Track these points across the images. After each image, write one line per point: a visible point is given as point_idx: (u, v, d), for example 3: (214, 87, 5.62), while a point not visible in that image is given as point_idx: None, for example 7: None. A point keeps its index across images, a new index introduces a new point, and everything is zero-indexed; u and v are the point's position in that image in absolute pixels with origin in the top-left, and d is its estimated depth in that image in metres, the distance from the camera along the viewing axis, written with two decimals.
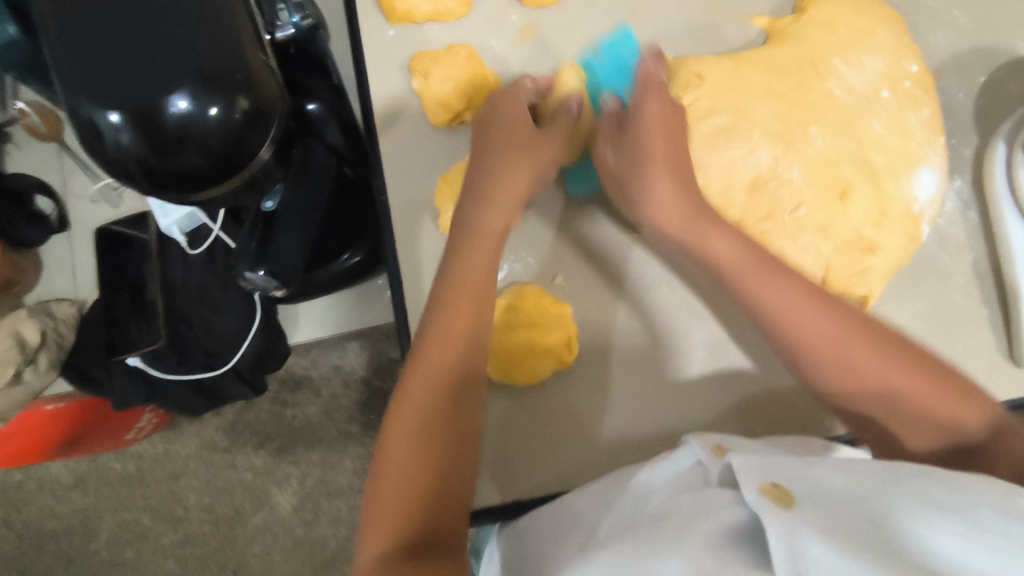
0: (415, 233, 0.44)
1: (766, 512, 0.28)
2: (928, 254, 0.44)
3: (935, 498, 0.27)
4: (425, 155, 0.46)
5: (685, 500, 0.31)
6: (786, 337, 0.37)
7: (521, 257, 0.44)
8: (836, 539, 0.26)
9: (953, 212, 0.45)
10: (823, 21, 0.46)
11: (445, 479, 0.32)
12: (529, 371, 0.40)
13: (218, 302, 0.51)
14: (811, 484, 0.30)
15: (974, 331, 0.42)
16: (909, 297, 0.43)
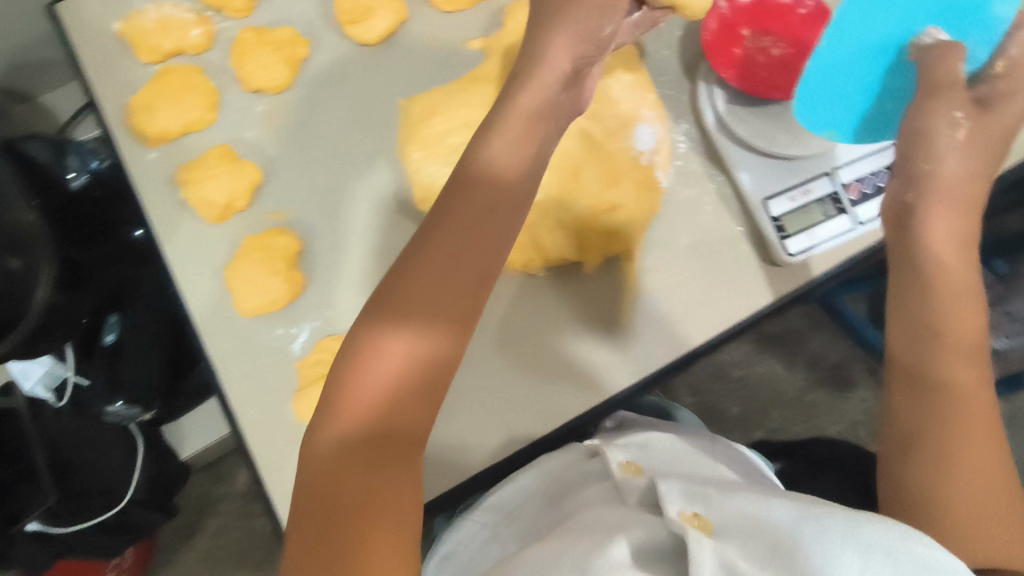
0: (266, 323, 0.56)
1: (688, 534, 0.44)
2: (674, 193, 0.59)
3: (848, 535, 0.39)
4: (223, 241, 0.58)
5: (601, 511, 0.53)
6: (929, 415, 0.44)
7: (321, 312, 0.57)
8: (757, 561, 0.41)
9: (687, 152, 0.60)
10: (515, 30, 0.61)
11: (414, 411, 0.40)
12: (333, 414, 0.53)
13: (93, 437, 0.72)
14: (737, 532, 0.44)
15: (737, 282, 0.57)
16: (675, 235, 0.58)
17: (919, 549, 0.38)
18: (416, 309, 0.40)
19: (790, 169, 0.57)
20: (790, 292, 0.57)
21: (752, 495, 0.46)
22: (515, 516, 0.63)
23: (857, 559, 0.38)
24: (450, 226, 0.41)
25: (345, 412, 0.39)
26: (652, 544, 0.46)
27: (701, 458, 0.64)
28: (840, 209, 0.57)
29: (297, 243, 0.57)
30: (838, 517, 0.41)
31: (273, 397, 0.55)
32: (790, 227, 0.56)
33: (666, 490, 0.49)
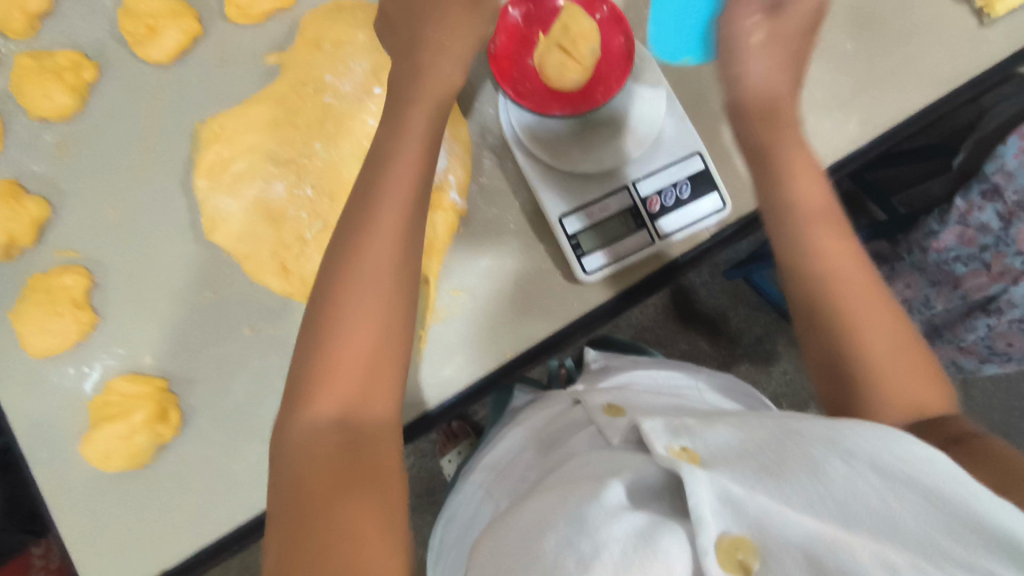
0: (51, 366, 0.56)
1: (676, 465, 0.37)
2: (478, 210, 0.60)
3: (845, 443, 0.34)
4: (11, 277, 0.57)
5: (589, 459, 0.49)
6: (857, 316, 0.44)
7: (113, 349, 0.56)
8: (748, 478, 0.35)
9: (491, 167, 0.60)
10: (309, 41, 0.59)
11: (378, 351, 0.44)
12: (128, 451, 0.53)
13: None
14: (710, 447, 0.40)
15: (533, 297, 0.58)
16: (476, 255, 0.59)
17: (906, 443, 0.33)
18: (371, 292, 0.44)
19: (589, 187, 0.57)
20: (600, 306, 0.58)
21: (733, 423, 0.42)
22: (510, 465, 0.62)
23: (844, 467, 0.33)
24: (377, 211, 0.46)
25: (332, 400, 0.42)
26: (643, 482, 0.42)
27: (681, 395, 0.62)
28: (639, 223, 0.57)
29: (86, 281, 0.56)
30: (825, 428, 0.36)
31: (66, 439, 0.55)
32: (588, 245, 0.57)
33: (649, 428, 0.43)
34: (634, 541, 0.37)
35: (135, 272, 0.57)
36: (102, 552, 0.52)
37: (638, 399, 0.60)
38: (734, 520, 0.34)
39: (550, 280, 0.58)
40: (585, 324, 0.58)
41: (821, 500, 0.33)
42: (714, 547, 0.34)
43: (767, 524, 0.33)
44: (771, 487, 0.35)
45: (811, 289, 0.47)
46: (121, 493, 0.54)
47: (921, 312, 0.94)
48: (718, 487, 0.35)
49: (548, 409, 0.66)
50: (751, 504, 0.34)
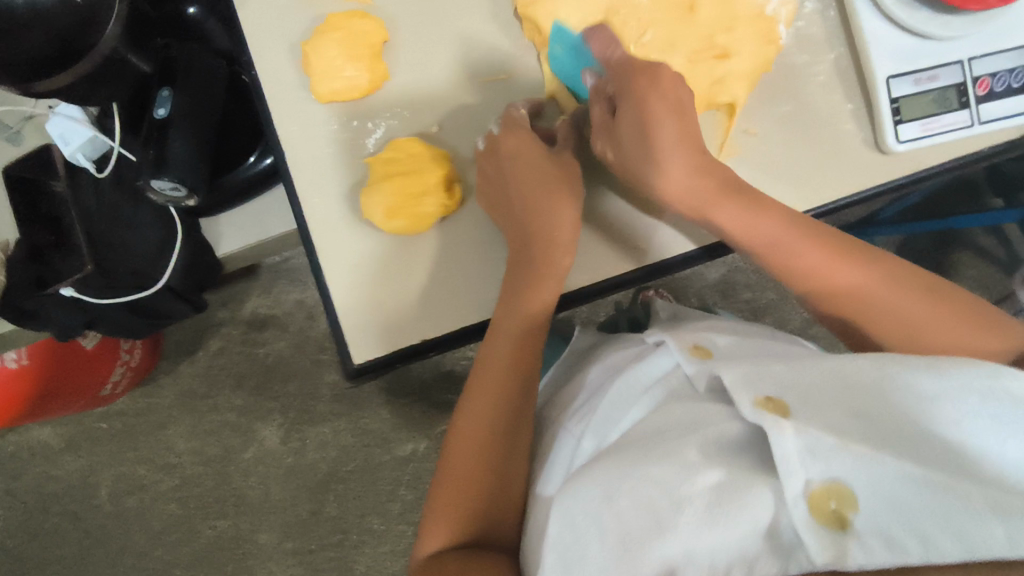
0: (329, 114, 0.54)
1: (762, 419, 0.38)
2: (787, 56, 0.56)
3: (950, 400, 0.37)
4: (301, 15, 0.55)
5: (674, 408, 0.46)
6: (886, 305, 0.49)
7: (397, 111, 0.54)
8: (839, 431, 0.37)
9: (811, 13, 0.56)
10: None
11: (494, 482, 0.50)
12: (413, 214, 0.52)
13: (130, 219, 0.74)
14: (796, 393, 0.40)
15: (828, 157, 0.56)
16: (775, 100, 0.56)
17: (1011, 383, 0.37)
18: (462, 448, 0.51)
19: (923, 52, 0.54)
20: (684, 254, 0.54)
21: (822, 366, 0.42)
22: (573, 405, 0.57)
23: (949, 412, 0.36)
24: (551, 222, 0.51)
25: (457, 469, 0.50)
26: (723, 436, 0.41)
27: (779, 345, 0.56)
28: (963, 102, 0.54)
29: (383, 33, 0.54)
30: (923, 366, 0.39)
31: (337, 189, 0.53)
32: (907, 112, 0.54)
33: (728, 380, 0.42)
34: (715, 497, 0.37)
35: (427, 41, 0.55)
36: (358, 308, 0.52)
37: (740, 347, 0.54)
38: (822, 471, 0.35)
39: (849, 144, 0.56)
40: (640, 277, 0.54)
41: (932, 457, 0.35)
42: (804, 496, 0.35)
43: (874, 468, 0.35)
44: (870, 438, 0.36)
45: (918, 318, 0.48)
46: (387, 253, 0.53)
47: None
48: (807, 437, 0.36)
49: (630, 348, 0.59)
50: (845, 456, 0.35)
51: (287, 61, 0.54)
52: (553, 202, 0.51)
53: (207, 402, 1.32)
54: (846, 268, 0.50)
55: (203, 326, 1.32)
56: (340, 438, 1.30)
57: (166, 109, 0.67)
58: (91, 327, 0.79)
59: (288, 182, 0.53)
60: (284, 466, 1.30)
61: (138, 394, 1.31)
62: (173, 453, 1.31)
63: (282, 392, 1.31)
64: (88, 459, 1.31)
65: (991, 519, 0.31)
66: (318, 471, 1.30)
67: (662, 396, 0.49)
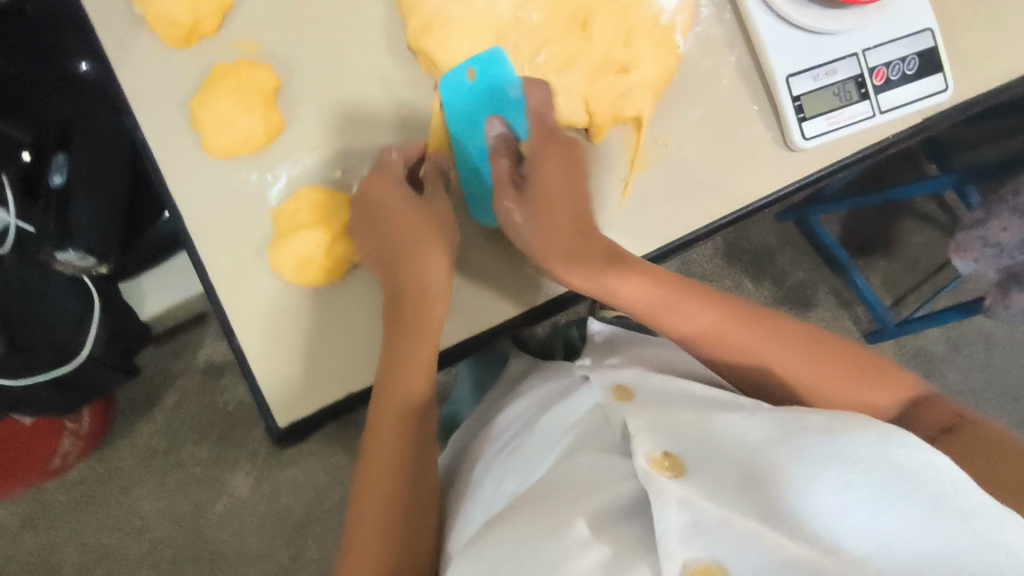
0: (228, 167, 0.51)
1: (653, 483, 0.40)
2: (691, 60, 0.56)
3: (822, 466, 0.39)
4: (186, 66, 0.52)
5: (580, 460, 0.48)
6: (775, 369, 0.53)
7: (301, 158, 0.53)
8: (719, 500, 0.39)
9: (710, 16, 0.56)
10: None
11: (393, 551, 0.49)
12: (325, 265, 0.51)
13: (45, 292, 0.70)
14: (690, 458, 0.43)
15: (743, 157, 0.56)
16: (685, 106, 0.56)
17: (900, 453, 0.39)
18: (367, 517, 0.50)
19: (820, 46, 0.54)
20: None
21: (719, 429, 0.45)
22: (499, 440, 0.60)
23: (835, 482, 0.38)
24: (418, 271, 0.50)
25: (360, 535, 0.50)
26: (619, 499, 0.43)
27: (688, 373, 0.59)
28: (863, 94, 0.55)
29: (273, 79, 0.52)
30: (817, 439, 0.41)
31: (246, 245, 0.51)
32: (810, 109, 0.54)
33: (635, 429, 0.45)
34: (604, 573, 0.38)
35: (322, 82, 0.53)
36: (279, 368, 0.51)
37: (653, 378, 0.56)
38: (701, 547, 0.36)
39: (761, 142, 0.56)
40: (537, 315, 0.56)
41: (805, 527, 0.37)
42: (684, 571, 0.36)
43: (750, 540, 0.36)
44: (750, 504, 0.39)
45: (809, 378, 0.52)
46: (308, 305, 0.52)
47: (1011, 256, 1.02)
48: (689, 510, 0.38)
49: (556, 384, 0.60)
50: (725, 531, 0.37)
51: (177, 116, 0.51)
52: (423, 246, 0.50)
53: (170, 460, 1.27)
54: (761, 344, 0.53)
55: (154, 383, 1.27)
56: (312, 478, 1.27)
57: (64, 175, 0.65)
58: (16, 408, 0.74)
59: (193, 245, 0.51)
60: (258, 516, 1.26)
61: (95, 461, 1.25)
62: (139, 518, 1.25)
63: (247, 439, 1.28)
64: (47, 537, 1.24)
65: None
66: (294, 515, 1.26)
67: (577, 438, 0.51)
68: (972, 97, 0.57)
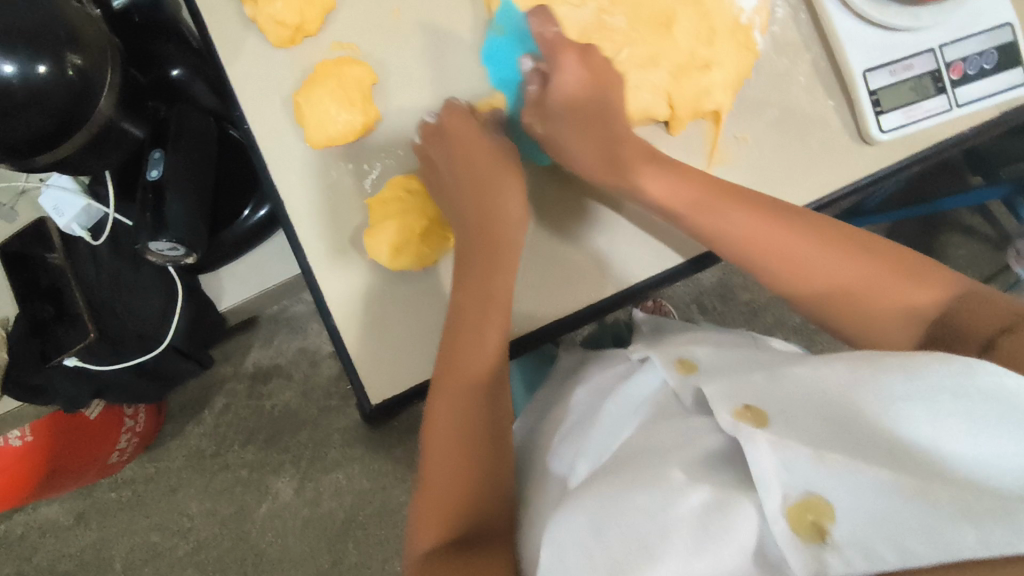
0: (323, 160, 0.54)
1: (740, 432, 0.42)
2: (766, 60, 0.57)
3: (916, 394, 0.38)
4: (288, 66, 0.55)
5: (661, 426, 0.50)
6: (841, 287, 0.49)
7: (393, 151, 0.56)
8: (816, 442, 0.40)
9: (784, 18, 0.58)
10: None
11: (473, 489, 0.48)
12: (415, 255, 0.53)
13: (132, 281, 0.74)
14: (775, 404, 0.44)
15: (815, 153, 0.57)
16: (761, 104, 0.57)
17: (983, 385, 0.37)
18: (436, 456, 0.50)
19: (896, 44, 0.56)
20: (666, 271, 0.57)
21: (803, 374, 0.45)
22: (565, 424, 0.60)
23: (923, 412, 0.37)
24: (501, 209, 0.53)
25: (434, 472, 0.49)
26: (708, 450, 0.45)
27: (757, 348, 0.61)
28: (939, 87, 0.56)
29: (371, 76, 0.55)
30: (895, 369, 0.40)
31: (337, 234, 0.54)
32: (887, 103, 0.56)
33: (711, 395, 0.46)
34: (704, 514, 0.40)
35: (413, 82, 0.56)
36: (372, 348, 0.53)
37: (723, 355, 0.57)
38: (800, 487, 0.38)
39: (834, 139, 0.57)
40: (615, 304, 0.56)
41: (901, 457, 0.37)
42: (788, 509, 0.38)
43: (846, 474, 0.37)
44: (844, 442, 0.39)
45: (869, 303, 0.49)
46: (393, 293, 0.53)
47: None
48: (784, 454, 0.39)
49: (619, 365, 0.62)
50: (823, 470, 0.38)
51: (279, 113, 0.55)
52: (498, 188, 0.53)
53: (219, 460, 1.29)
54: (796, 246, 0.50)
55: (208, 383, 1.31)
56: (356, 482, 1.28)
57: (159, 170, 0.67)
58: (99, 395, 0.78)
59: (289, 232, 0.54)
60: (301, 518, 1.28)
61: (145, 459, 1.28)
62: (188, 516, 1.28)
63: (293, 443, 1.30)
64: (101, 531, 1.28)
65: (963, 523, 0.33)
66: (336, 519, 1.27)
67: (649, 412, 0.54)
68: None
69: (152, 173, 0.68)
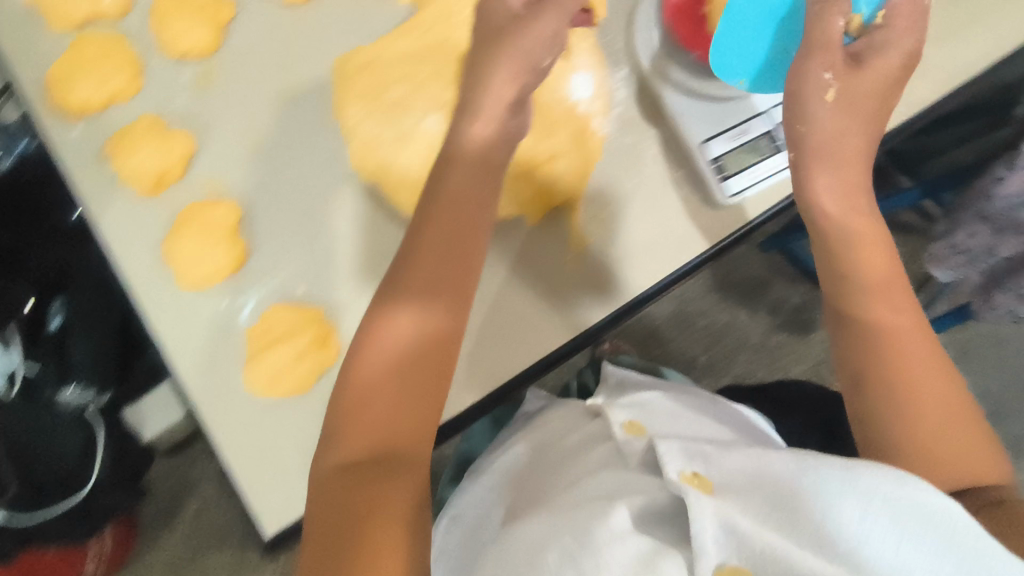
0: (199, 299, 0.56)
1: (682, 491, 0.42)
2: (614, 141, 0.61)
3: (856, 489, 0.38)
4: (155, 211, 0.57)
5: (604, 480, 0.50)
6: (897, 400, 0.45)
7: (265, 280, 0.56)
8: (757, 514, 0.40)
9: (625, 98, 0.61)
10: None
11: (400, 416, 0.43)
12: (295, 380, 0.54)
13: (51, 426, 0.71)
14: (720, 471, 0.44)
15: (673, 221, 0.59)
16: (613, 182, 0.60)
17: (916, 496, 0.36)
18: (364, 412, 0.43)
19: (730, 111, 0.59)
20: (610, 313, 0.58)
21: (750, 451, 0.45)
22: (520, 479, 0.62)
23: (857, 508, 0.37)
24: (450, 181, 0.48)
25: (362, 418, 0.43)
26: (652, 504, 0.45)
27: (698, 414, 0.63)
28: (777, 146, 0.59)
29: (235, 212, 0.56)
30: (837, 466, 0.39)
31: (224, 370, 0.55)
32: (730, 167, 0.58)
33: (665, 450, 0.46)
34: (638, 565, 0.40)
35: (278, 210, 0.58)
36: (270, 478, 0.53)
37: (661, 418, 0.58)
38: (736, 551, 0.39)
39: (689, 204, 0.60)
40: (540, 368, 0.58)
41: (825, 542, 0.37)
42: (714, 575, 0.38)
43: (771, 557, 0.38)
44: (779, 522, 0.39)
45: (935, 430, 0.44)
46: (282, 420, 0.54)
47: (982, 261, 1.03)
48: (728, 527, 0.39)
49: (558, 426, 0.66)
50: (756, 543, 0.38)
51: (150, 260, 0.56)
52: (463, 177, 0.48)
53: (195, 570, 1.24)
54: (898, 325, 0.46)
55: (176, 491, 1.26)
56: None
57: (57, 320, 0.74)
58: (32, 543, 0.75)
59: (175, 374, 0.55)
60: None
61: None
62: None
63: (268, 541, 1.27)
64: None
65: None
66: None
67: (598, 461, 0.54)
68: (888, 133, 0.59)
69: (53, 325, 0.75)
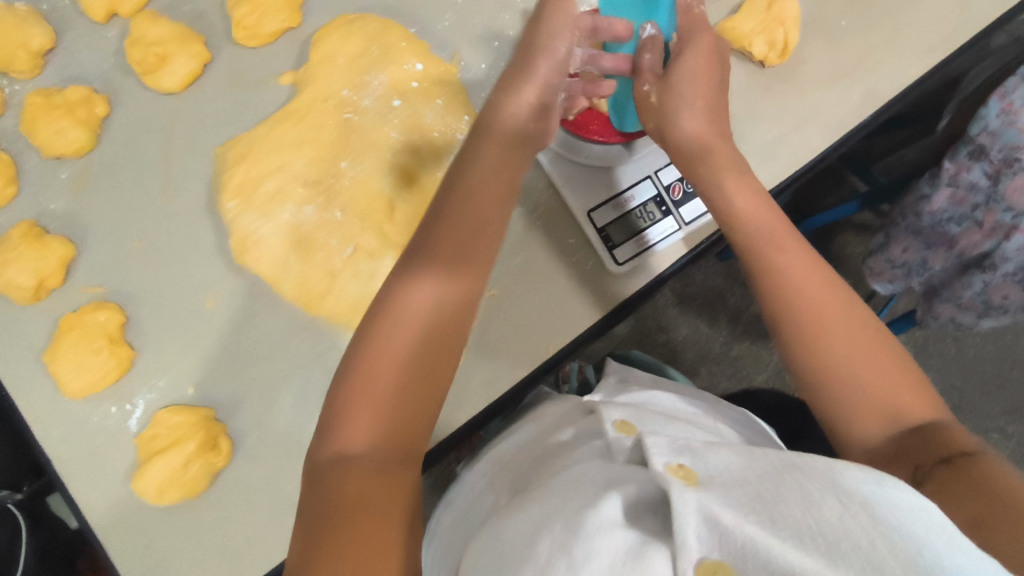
0: (88, 406, 0.55)
1: (668, 482, 0.38)
2: None
3: (837, 485, 0.35)
4: (40, 318, 0.56)
5: (585, 473, 0.45)
6: (822, 348, 0.45)
7: (154, 383, 0.56)
8: (740, 506, 0.35)
9: None
10: (325, 59, 0.59)
11: (415, 386, 0.43)
12: (185, 486, 0.53)
13: None
14: (706, 464, 0.40)
15: (569, 288, 0.58)
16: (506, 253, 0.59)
17: (893, 492, 0.33)
18: (371, 378, 0.43)
19: (613, 178, 0.59)
20: (581, 333, 0.57)
21: (737, 452, 0.41)
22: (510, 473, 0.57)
23: (835, 504, 0.33)
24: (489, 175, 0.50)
25: (379, 379, 0.43)
26: (636, 495, 0.40)
27: (702, 419, 0.59)
28: (664, 210, 0.58)
29: (119, 316, 0.56)
30: (814, 467, 0.37)
31: (115, 478, 0.54)
32: (617, 236, 0.58)
33: (653, 443, 0.42)
34: (623, 557, 0.35)
35: (165, 307, 0.57)
36: None
37: (654, 416, 0.53)
38: (718, 544, 0.34)
39: (585, 269, 0.58)
40: (541, 372, 0.57)
41: (807, 533, 0.32)
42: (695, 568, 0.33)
43: (753, 552, 0.32)
44: (762, 514, 0.34)
45: (857, 369, 0.44)
46: (175, 526, 0.53)
47: (918, 273, 0.98)
48: (708, 515, 0.35)
49: (552, 416, 0.62)
50: (737, 532, 0.33)
51: (37, 369, 0.55)
52: (484, 161, 0.51)
53: None
54: (802, 275, 0.48)
55: None
56: None
57: None
58: None
59: (64, 487, 0.54)
60: None
61: None
62: None
63: None
64: None
65: None
66: None
67: (588, 450, 0.51)
68: (780, 180, 0.60)
69: None
